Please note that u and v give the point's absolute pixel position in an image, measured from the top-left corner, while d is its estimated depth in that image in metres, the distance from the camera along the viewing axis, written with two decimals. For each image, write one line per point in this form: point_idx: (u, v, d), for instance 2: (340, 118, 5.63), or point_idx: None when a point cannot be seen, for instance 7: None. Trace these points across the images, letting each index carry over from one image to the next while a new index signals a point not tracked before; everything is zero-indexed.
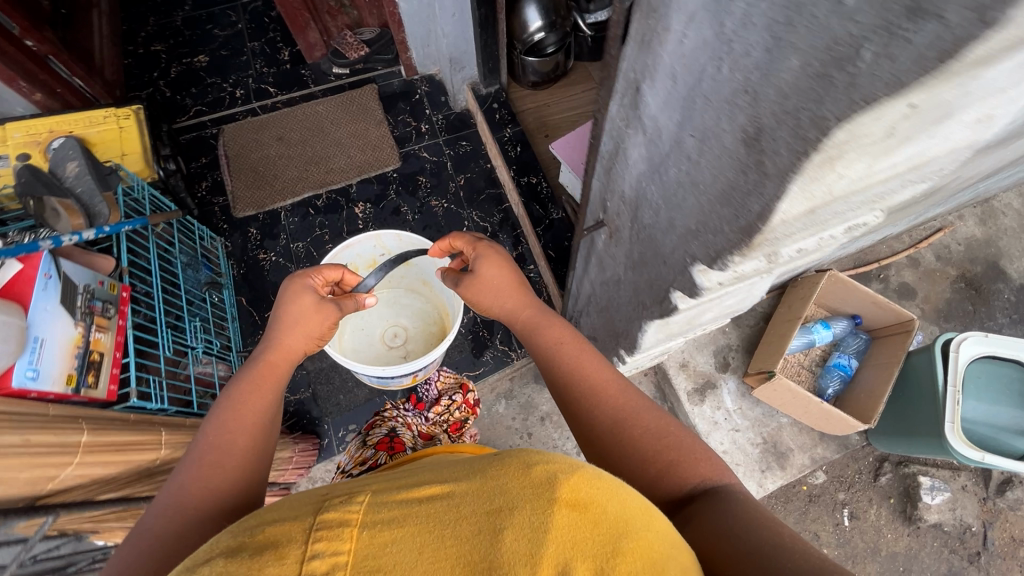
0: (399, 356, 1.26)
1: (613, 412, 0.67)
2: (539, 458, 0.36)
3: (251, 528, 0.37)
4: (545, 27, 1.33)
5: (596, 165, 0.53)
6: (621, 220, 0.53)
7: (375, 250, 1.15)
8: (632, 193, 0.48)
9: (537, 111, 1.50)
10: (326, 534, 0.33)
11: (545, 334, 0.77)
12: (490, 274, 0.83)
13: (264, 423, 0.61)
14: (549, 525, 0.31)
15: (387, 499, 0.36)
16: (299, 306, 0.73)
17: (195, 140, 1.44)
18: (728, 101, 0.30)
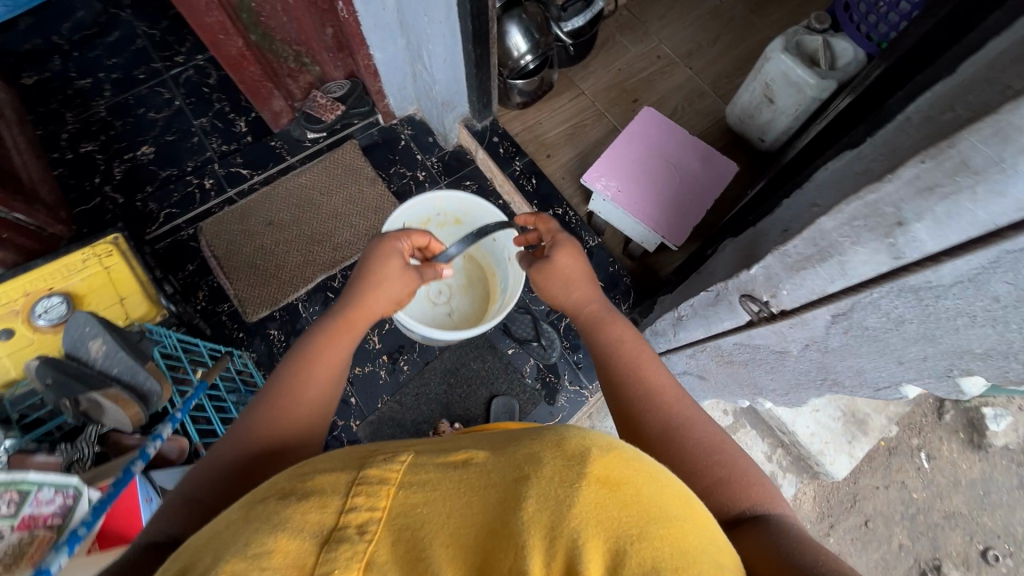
0: (445, 312, 1.31)
1: (665, 412, 0.68)
2: (581, 433, 0.38)
3: (301, 474, 0.44)
4: (530, 49, 1.28)
5: (779, 265, 0.51)
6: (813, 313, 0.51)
7: (433, 209, 1.21)
8: (847, 298, 0.46)
9: (531, 131, 1.43)
10: (367, 489, 0.39)
11: (610, 329, 0.81)
12: (564, 263, 0.91)
13: (332, 376, 0.69)
14: (576, 497, 0.33)
15: (426, 463, 0.41)
16: (384, 268, 0.83)
17: (173, 247, 1.28)
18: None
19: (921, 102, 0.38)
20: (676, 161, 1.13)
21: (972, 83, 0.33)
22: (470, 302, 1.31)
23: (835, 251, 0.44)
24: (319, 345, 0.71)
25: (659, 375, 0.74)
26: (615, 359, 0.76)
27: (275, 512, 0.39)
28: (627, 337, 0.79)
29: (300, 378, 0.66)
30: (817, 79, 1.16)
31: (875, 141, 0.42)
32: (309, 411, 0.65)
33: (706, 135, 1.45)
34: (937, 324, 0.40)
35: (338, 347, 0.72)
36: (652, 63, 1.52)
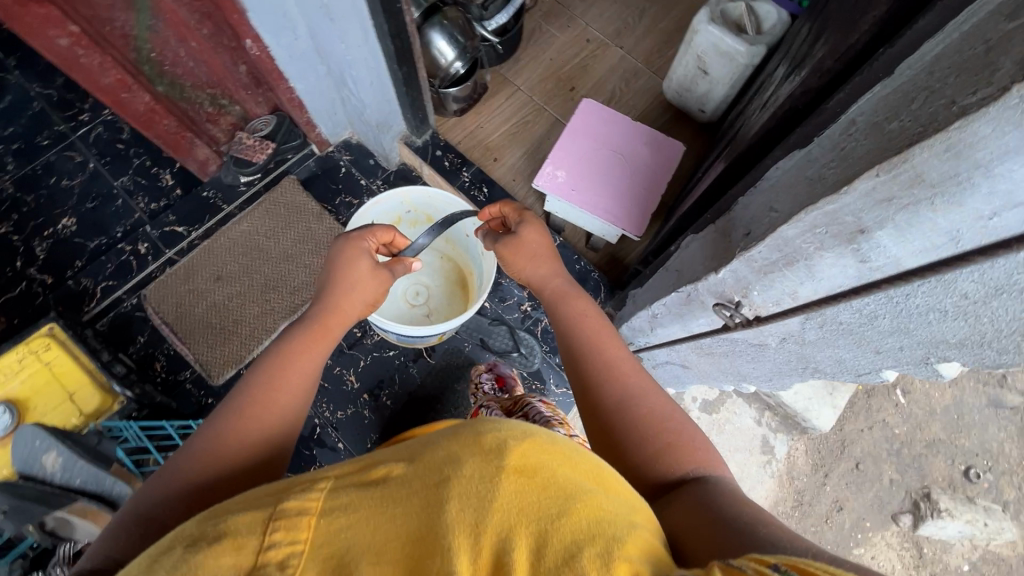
0: (424, 314, 1.28)
1: (620, 386, 0.72)
2: (491, 430, 0.43)
3: (211, 519, 0.46)
4: (458, 55, 1.24)
5: (747, 268, 0.51)
6: (784, 310, 0.51)
7: (403, 207, 1.18)
8: (820, 296, 0.46)
9: (473, 137, 1.40)
10: (285, 522, 0.43)
11: (575, 306, 0.84)
12: (532, 237, 0.90)
13: (301, 388, 0.68)
14: (495, 493, 0.39)
15: (344, 487, 0.45)
16: (350, 271, 0.79)
17: (118, 321, 1.20)
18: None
19: (865, 103, 0.37)
20: (623, 150, 1.13)
21: (915, 89, 0.32)
22: (448, 302, 1.28)
23: (800, 258, 0.44)
24: (292, 352, 0.70)
25: (617, 351, 0.77)
26: (578, 334, 0.80)
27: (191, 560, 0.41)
28: (589, 314, 0.83)
29: (267, 391, 0.66)
30: (747, 46, 1.16)
31: (824, 142, 0.42)
32: (278, 420, 0.65)
33: (647, 113, 1.44)
34: (910, 318, 0.40)
35: (311, 353, 0.72)
36: (583, 48, 1.49)
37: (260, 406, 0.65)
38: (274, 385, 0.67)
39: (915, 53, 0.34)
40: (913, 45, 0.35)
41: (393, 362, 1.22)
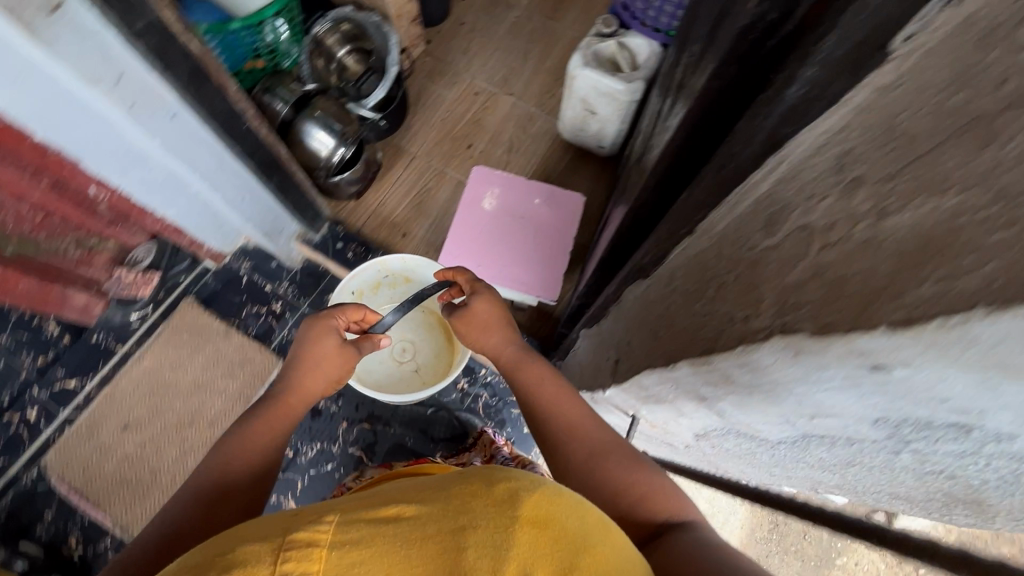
0: (411, 371, 1.17)
1: (579, 438, 0.59)
2: (504, 477, 0.40)
3: (219, 548, 0.39)
4: (339, 142, 1.17)
5: (624, 390, 0.47)
6: (676, 427, 0.47)
7: (380, 272, 1.07)
8: (700, 426, 0.42)
9: (377, 215, 1.34)
10: (295, 552, 0.36)
11: (524, 372, 0.67)
12: (483, 312, 0.72)
13: (260, 469, 0.58)
14: (513, 542, 0.35)
15: (355, 518, 0.39)
16: (318, 345, 0.66)
17: (17, 502, 1.08)
18: (929, 471, 0.24)
19: (679, 258, 0.35)
20: (524, 213, 1.11)
21: (711, 270, 0.29)
22: (438, 355, 1.17)
23: (664, 399, 0.40)
24: (250, 427, 0.60)
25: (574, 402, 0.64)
26: (525, 395, 0.65)
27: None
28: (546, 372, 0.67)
29: (215, 476, 0.56)
30: (625, 83, 1.14)
31: (658, 284, 0.39)
32: (237, 506, 0.55)
33: (550, 154, 1.41)
34: (782, 455, 0.36)
35: (274, 432, 0.60)
36: (473, 100, 1.46)
37: (213, 497, 0.54)
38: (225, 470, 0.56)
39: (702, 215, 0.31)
40: (697, 200, 0.33)
41: (333, 476, 1.14)
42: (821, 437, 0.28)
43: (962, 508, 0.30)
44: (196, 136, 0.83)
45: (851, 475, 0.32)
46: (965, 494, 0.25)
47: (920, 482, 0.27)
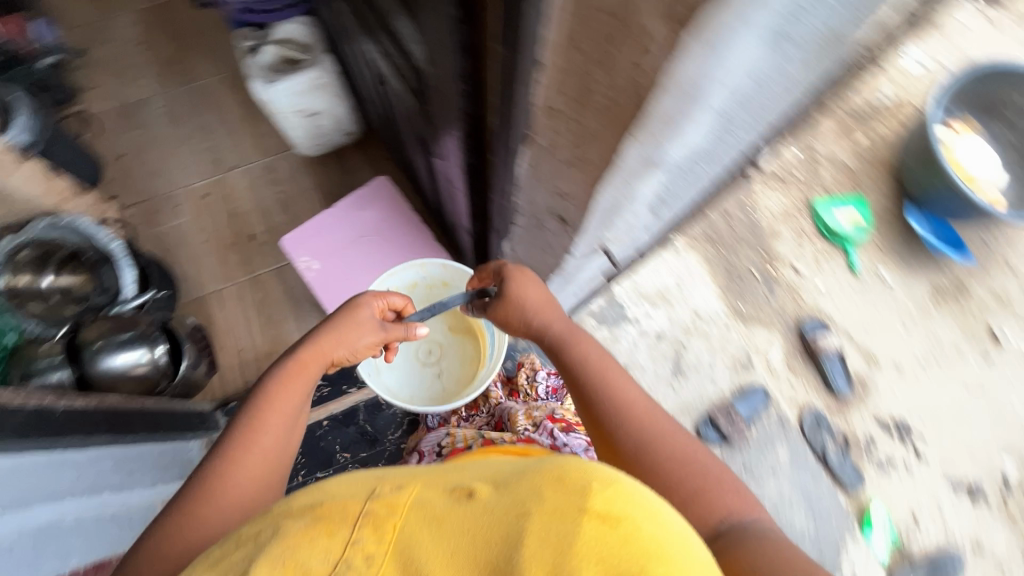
0: (433, 374, 1.14)
1: (639, 429, 0.67)
2: (576, 473, 0.44)
3: (284, 511, 0.50)
4: (148, 339, 1.02)
5: (591, 231, 0.53)
6: (639, 219, 0.55)
7: (418, 274, 0.96)
8: (655, 197, 0.51)
9: (249, 363, 1.20)
10: (372, 525, 0.45)
11: (579, 348, 0.75)
12: (530, 292, 0.77)
13: (285, 438, 0.68)
14: (573, 533, 0.39)
15: (431, 495, 0.47)
16: (353, 320, 0.77)
17: None
18: (805, 40, 0.33)
19: (553, 115, 0.39)
20: (362, 230, 1.07)
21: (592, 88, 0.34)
22: (463, 362, 1.13)
23: (624, 199, 0.47)
24: (273, 391, 0.70)
25: (633, 390, 0.71)
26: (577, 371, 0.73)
27: (274, 538, 0.45)
28: (595, 354, 0.75)
29: (245, 447, 0.65)
30: (312, 70, 1.10)
31: (552, 147, 0.43)
32: (267, 465, 0.65)
33: (317, 176, 1.33)
34: (715, 149, 0.46)
35: (294, 394, 0.71)
36: (211, 203, 1.31)
37: (247, 456, 0.64)
38: (262, 430, 0.66)
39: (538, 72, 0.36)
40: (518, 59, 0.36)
41: None
42: (733, 98, 0.38)
43: (819, 68, 0.42)
44: (26, 466, 0.65)
45: (758, 113, 0.43)
46: (829, 38, 0.35)
47: (803, 55, 0.36)
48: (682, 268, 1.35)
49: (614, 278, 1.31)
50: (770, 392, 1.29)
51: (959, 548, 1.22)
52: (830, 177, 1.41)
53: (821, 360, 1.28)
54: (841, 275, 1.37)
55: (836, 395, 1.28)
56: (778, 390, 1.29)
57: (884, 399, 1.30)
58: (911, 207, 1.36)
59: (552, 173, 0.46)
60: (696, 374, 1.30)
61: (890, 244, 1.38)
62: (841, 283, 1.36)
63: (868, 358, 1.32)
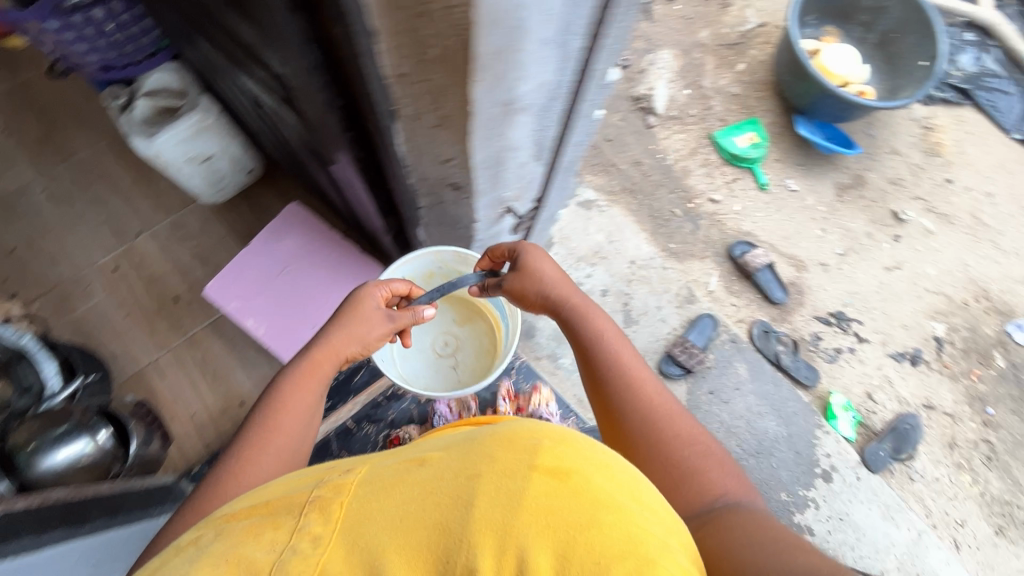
0: (450, 366, 1.15)
1: (645, 407, 0.70)
2: (528, 435, 0.44)
3: (233, 516, 0.49)
4: (90, 426, 0.97)
5: (484, 192, 0.55)
6: (528, 170, 0.56)
7: (432, 263, 0.94)
8: (533, 144, 0.52)
9: (205, 425, 1.16)
10: (321, 508, 0.45)
11: (591, 321, 0.77)
12: (539, 268, 0.79)
13: (297, 435, 0.71)
14: (522, 490, 0.39)
15: (381, 471, 0.47)
16: (355, 314, 0.79)
17: None
18: None
19: (406, 82, 0.40)
20: (282, 261, 1.04)
21: (426, 43, 0.35)
22: (480, 355, 1.14)
23: (500, 152, 0.48)
24: (285, 393, 0.73)
25: (640, 370, 0.74)
26: (585, 340, 0.76)
27: (218, 541, 0.46)
28: (606, 328, 0.76)
29: (255, 447, 0.68)
30: (195, 113, 1.06)
31: (418, 115, 0.44)
32: (277, 461, 0.68)
33: (229, 221, 1.30)
34: (582, 84, 0.47)
35: (303, 392, 0.73)
36: (124, 275, 1.25)
37: (257, 453, 0.67)
38: (274, 430, 0.69)
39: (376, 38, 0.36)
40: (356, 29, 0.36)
41: None
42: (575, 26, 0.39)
43: None
44: None
45: (610, 43, 0.45)
46: None
47: None
48: (610, 224, 1.40)
49: (545, 246, 1.32)
50: (718, 317, 1.34)
51: (912, 409, 1.35)
52: (722, 109, 1.52)
53: (756, 276, 1.37)
54: (754, 195, 1.47)
55: (777, 304, 1.37)
56: (724, 313, 1.36)
57: (818, 295, 1.41)
58: (800, 119, 1.49)
59: (427, 142, 0.48)
60: (646, 319, 1.33)
61: (789, 155, 1.50)
62: (756, 202, 1.46)
63: (793, 263, 1.42)
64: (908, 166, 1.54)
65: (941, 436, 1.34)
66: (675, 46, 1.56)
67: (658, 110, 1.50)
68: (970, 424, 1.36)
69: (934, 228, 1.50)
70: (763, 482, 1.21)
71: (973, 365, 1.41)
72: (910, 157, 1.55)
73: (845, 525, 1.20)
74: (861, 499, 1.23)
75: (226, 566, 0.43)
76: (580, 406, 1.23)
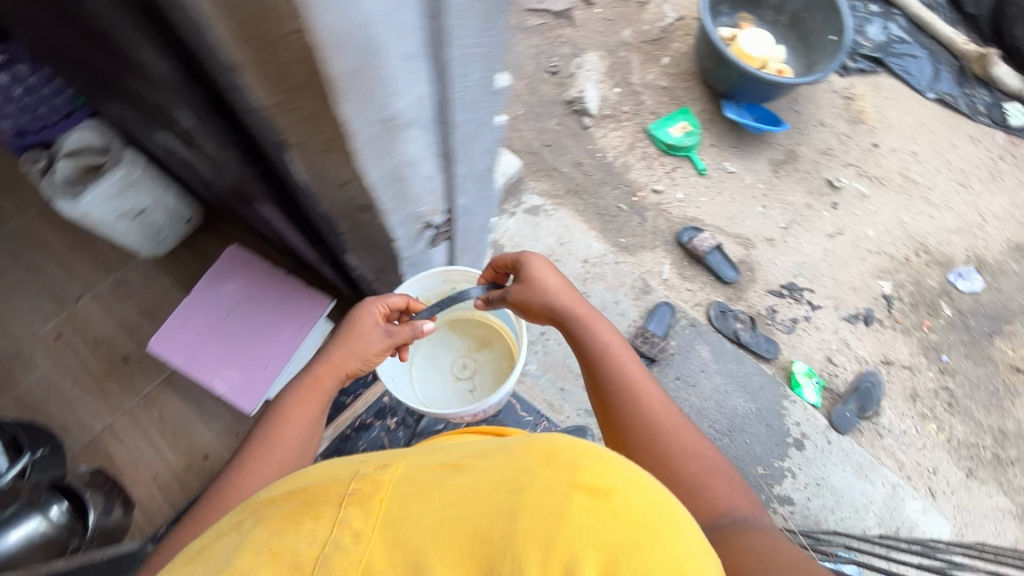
0: (467, 390, 1.12)
1: (649, 418, 0.70)
2: (569, 450, 0.43)
3: (265, 510, 0.49)
4: (39, 503, 0.92)
5: (395, 212, 0.55)
6: (439, 188, 0.57)
7: (443, 283, 0.94)
8: (434, 161, 0.52)
9: (170, 484, 1.12)
10: (359, 500, 0.45)
11: (594, 334, 0.78)
12: (542, 279, 0.80)
13: (299, 445, 0.72)
14: (563, 506, 0.38)
15: (418, 471, 0.47)
16: (355, 332, 0.79)
17: None
18: None
19: (282, 113, 0.40)
20: (228, 306, 1.01)
21: (286, 72, 0.36)
22: (498, 377, 1.11)
23: (398, 170, 0.49)
24: (291, 407, 0.75)
25: (646, 385, 0.74)
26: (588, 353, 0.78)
27: (253, 531, 0.45)
28: (611, 343, 0.78)
29: (261, 455, 0.70)
30: (122, 167, 1.04)
31: (306, 143, 0.44)
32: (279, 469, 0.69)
33: (174, 274, 1.27)
34: (470, 95, 0.48)
35: (306, 406, 0.75)
36: (68, 342, 1.21)
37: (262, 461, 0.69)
38: (278, 439, 0.71)
39: (243, 72, 0.36)
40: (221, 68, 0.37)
41: None
42: (443, 40, 0.39)
43: None
44: None
45: (488, 54, 0.46)
46: None
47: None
48: (559, 227, 1.41)
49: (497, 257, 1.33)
50: (674, 303, 1.36)
51: (871, 367, 1.39)
52: (653, 103, 1.57)
53: (705, 259, 1.40)
54: (694, 181, 1.51)
55: (730, 284, 1.41)
56: (680, 299, 1.38)
57: (768, 270, 1.45)
58: (727, 103, 1.54)
59: (325, 168, 0.48)
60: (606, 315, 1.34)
61: (723, 139, 1.55)
62: (697, 187, 1.50)
63: (740, 242, 1.46)
64: (836, 136, 1.60)
65: (903, 389, 1.38)
66: (600, 48, 1.60)
67: (592, 111, 1.53)
68: (928, 374, 1.40)
69: (867, 191, 1.56)
70: (739, 459, 1.22)
71: (923, 317, 1.46)
72: (836, 127, 1.61)
73: (822, 490, 1.22)
74: (835, 462, 1.25)
75: (269, 556, 0.42)
76: (550, 409, 1.23)
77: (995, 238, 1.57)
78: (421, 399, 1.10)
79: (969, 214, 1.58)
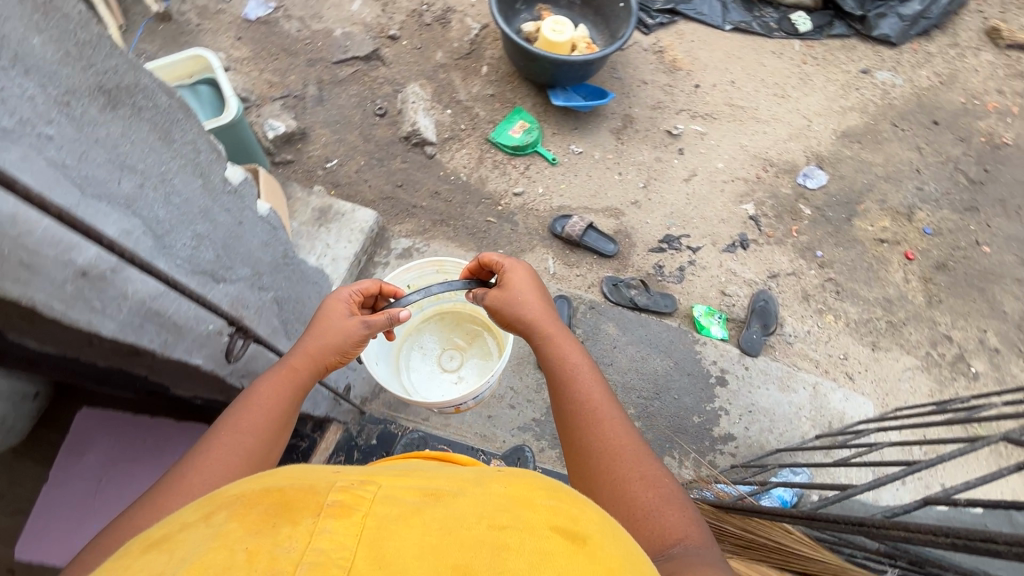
0: (451, 381, 1.09)
1: (600, 431, 0.64)
2: (537, 494, 0.38)
3: (216, 517, 0.33)
4: None
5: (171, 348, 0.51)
6: (216, 302, 0.54)
7: (434, 273, 1.03)
8: (190, 283, 0.49)
9: None
10: (343, 512, 0.32)
11: (558, 348, 0.73)
12: (521, 284, 0.77)
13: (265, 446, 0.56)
14: (534, 554, 0.32)
15: (393, 490, 0.36)
16: (332, 313, 0.68)
17: None
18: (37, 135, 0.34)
19: None
20: (97, 470, 0.92)
21: None
22: (484, 374, 1.08)
23: (138, 313, 0.46)
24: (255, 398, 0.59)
25: (603, 401, 0.67)
26: (549, 366, 0.73)
27: (199, 549, 0.31)
28: (570, 356, 0.72)
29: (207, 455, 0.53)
30: None
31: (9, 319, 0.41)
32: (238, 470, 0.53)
33: None
34: (192, 205, 0.49)
35: (272, 395, 0.60)
36: None
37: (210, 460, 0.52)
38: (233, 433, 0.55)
39: None
40: None
41: None
42: (100, 176, 0.40)
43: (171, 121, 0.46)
44: None
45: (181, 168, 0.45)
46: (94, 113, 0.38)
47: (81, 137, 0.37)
48: None
49: None
50: (568, 294, 1.35)
51: (762, 286, 1.47)
52: (487, 113, 1.60)
53: (584, 241, 1.43)
54: (549, 172, 1.54)
55: (613, 257, 1.45)
56: (573, 287, 1.40)
57: (643, 231, 1.50)
58: (553, 92, 1.59)
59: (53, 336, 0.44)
60: None
61: (562, 126, 1.60)
62: (553, 178, 1.54)
63: (610, 215, 1.51)
64: (661, 89, 1.69)
65: (795, 294, 1.47)
66: (419, 77, 1.61)
67: (431, 139, 1.53)
68: (811, 273, 1.50)
69: (704, 129, 1.66)
70: (677, 417, 1.25)
71: (790, 224, 1.56)
72: (658, 81, 1.71)
73: (756, 415, 1.26)
74: (759, 385, 1.29)
75: (242, 561, 0.29)
76: (485, 441, 1.20)
77: (823, 132, 1.72)
78: (404, 387, 1.05)
79: (796, 119, 1.72)
